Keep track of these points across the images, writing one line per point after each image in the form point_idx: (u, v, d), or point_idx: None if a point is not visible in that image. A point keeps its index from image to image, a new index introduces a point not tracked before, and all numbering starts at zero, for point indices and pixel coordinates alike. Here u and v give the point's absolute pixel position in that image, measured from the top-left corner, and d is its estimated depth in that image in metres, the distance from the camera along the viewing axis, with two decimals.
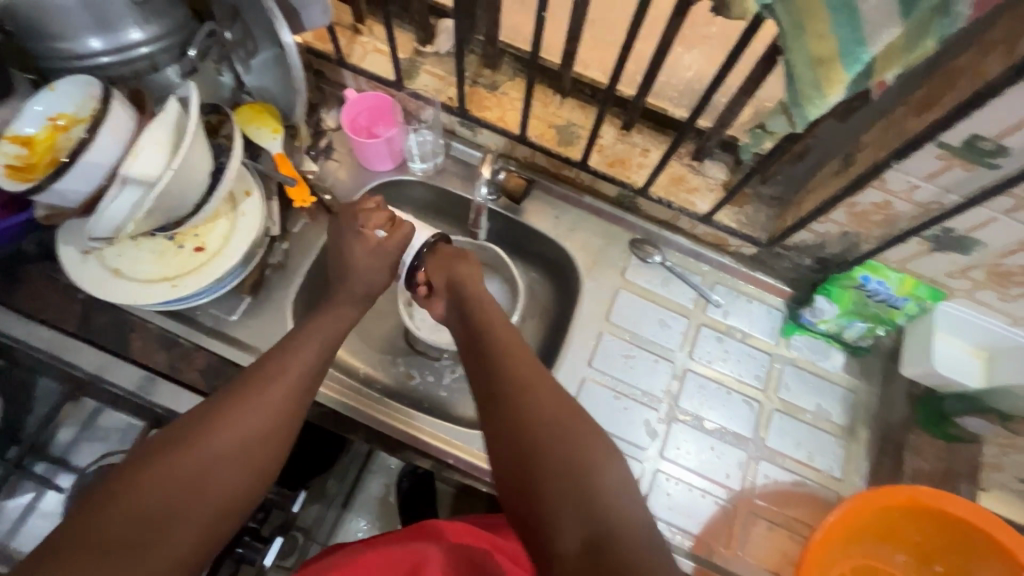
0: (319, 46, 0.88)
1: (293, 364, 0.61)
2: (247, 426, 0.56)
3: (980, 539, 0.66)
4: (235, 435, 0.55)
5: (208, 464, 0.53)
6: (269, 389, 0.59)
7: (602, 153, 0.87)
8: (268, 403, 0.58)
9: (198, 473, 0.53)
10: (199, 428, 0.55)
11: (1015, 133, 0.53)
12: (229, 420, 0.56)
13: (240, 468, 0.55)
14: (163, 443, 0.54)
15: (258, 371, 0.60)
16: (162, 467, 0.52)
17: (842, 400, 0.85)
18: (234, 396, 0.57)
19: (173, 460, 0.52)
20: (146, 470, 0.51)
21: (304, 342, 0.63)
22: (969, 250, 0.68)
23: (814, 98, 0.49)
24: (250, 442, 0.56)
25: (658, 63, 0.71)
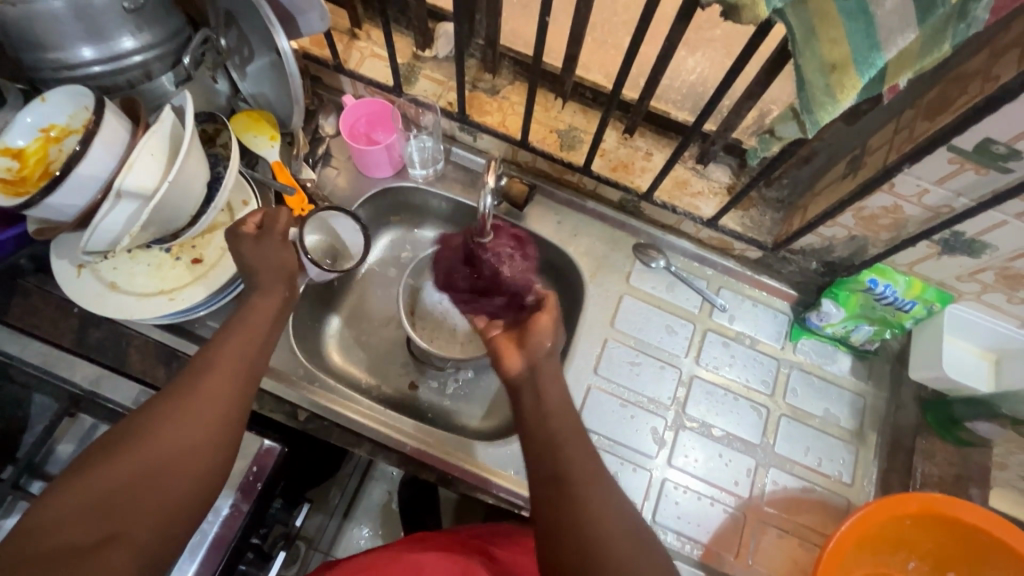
0: (316, 51, 0.86)
1: (228, 353, 0.60)
2: (191, 419, 0.54)
3: (995, 547, 0.65)
4: (178, 429, 0.53)
5: (152, 459, 0.51)
6: (208, 380, 0.57)
7: (605, 157, 0.86)
8: (205, 396, 0.56)
9: (143, 466, 0.50)
10: (139, 428, 0.52)
11: None
12: (171, 414, 0.54)
13: (186, 456, 0.52)
14: (103, 446, 0.51)
15: (193, 366, 0.58)
16: (102, 471, 0.49)
17: (850, 404, 0.84)
18: (175, 393, 0.55)
19: (116, 461, 0.50)
20: (86, 474, 0.49)
21: (237, 334, 0.62)
22: (978, 253, 0.68)
23: (826, 103, 0.48)
24: (193, 436, 0.53)
25: (663, 67, 0.69)
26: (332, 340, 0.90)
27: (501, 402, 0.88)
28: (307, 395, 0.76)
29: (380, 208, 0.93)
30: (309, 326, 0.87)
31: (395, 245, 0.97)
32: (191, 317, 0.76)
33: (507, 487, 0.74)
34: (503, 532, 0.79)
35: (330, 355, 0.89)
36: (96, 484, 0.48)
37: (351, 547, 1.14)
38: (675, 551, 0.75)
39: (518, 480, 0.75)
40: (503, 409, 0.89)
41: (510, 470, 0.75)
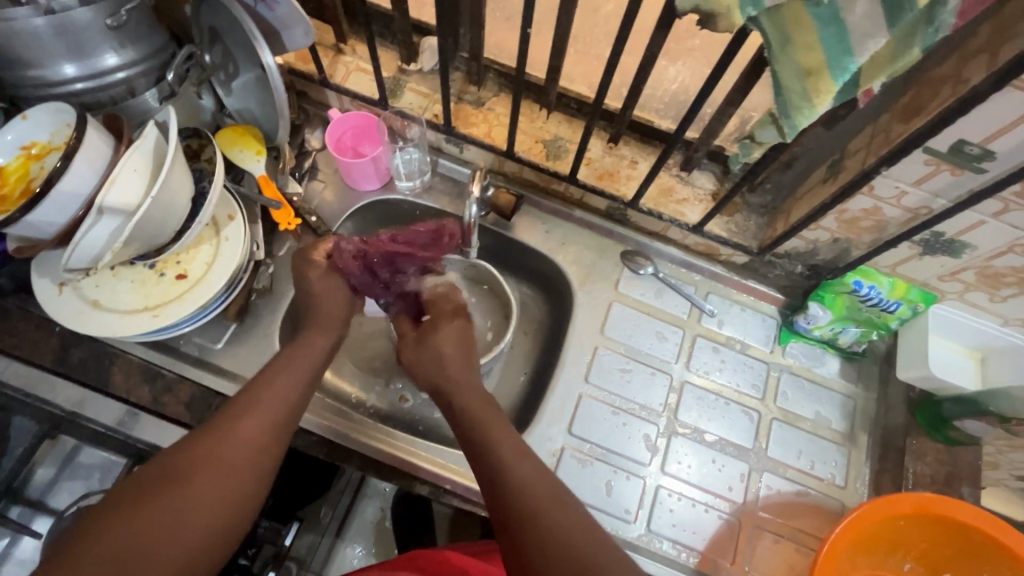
0: (302, 67, 0.87)
1: (269, 399, 0.57)
2: (227, 455, 0.52)
3: (989, 546, 0.65)
4: (214, 476, 0.50)
5: (188, 496, 0.48)
6: (247, 424, 0.55)
7: (590, 166, 0.87)
8: (245, 433, 0.54)
9: (173, 512, 0.47)
10: (171, 471, 0.49)
11: (1001, 137, 0.53)
12: (201, 454, 0.51)
13: (217, 505, 0.49)
14: (130, 489, 0.48)
15: (231, 403, 0.56)
16: (128, 518, 0.46)
17: (841, 406, 0.84)
18: (210, 435, 0.53)
19: (146, 507, 0.47)
20: (110, 520, 0.46)
21: (276, 378, 0.60)
22: (959, 253, 0.69)
23: (803, 108, 0.49)
24: (228, 484, 0.51)
25: (643, 76, 0.71)
26: None
27: None
28: (296, 410, 0.75)
29: (368, 220, 0.93)
30: None
31: None
32: (175, 334, 0.75)
33: None
34: (496, 548, 0.78)
35: (319, 370, 0.88)
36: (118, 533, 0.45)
37: (344, 566, 1.13)
38: (670, 559, 0.75)
39: None
40: None
41: None
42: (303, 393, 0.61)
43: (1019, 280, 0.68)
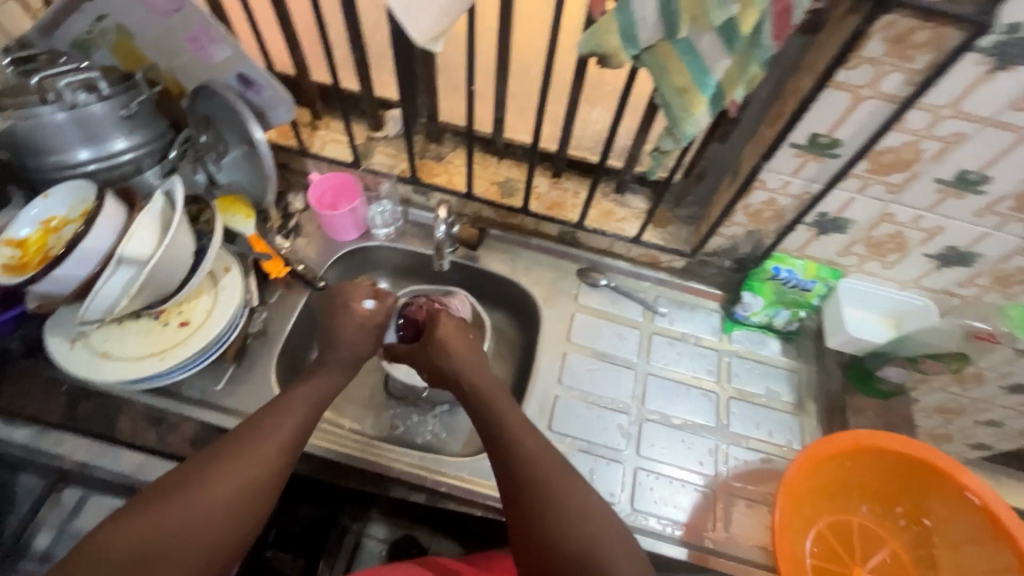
0: (283, 142, 1.01)
1: (285, 424, 0.65)
2: (243, 476, 0.59)
3: (926, 472, 0.73)
4: (224, 487, 0.58)
5: (202, 507, 0.56)
6: (261, 445, 0.62)
7: (540, 199, 1.01)
8: (259, 455, 0.61)
9: (189, 517, 0.55)
10: (188, 481, 0.58)
11: (841, 127, 0.69)
12: (216, 467, 0.59)
13: (227, 513, 0.57)
14: (156, 495, 0.56)
15: (253, 426, 0.63)
16: (150, 518, 0.54)
17: (788, 380, 0.95)
18: (227, 452, 0.60)
19: (167, 510, 0.55)
20: (137, 517, 0.54)
21: (290, 402, 0.67)
22: (846, 229, 0.83)
23: (686, 117, 0.64)
24: (234, 495, 0.58)
25: (570, 117, 0.87)
26: None
27: (480, 428, 0.95)
28: None
29: (349, 267, 1.03)
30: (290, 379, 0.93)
31: None
32: (178, 379, 0.81)
33: (493, 494, 0.79)
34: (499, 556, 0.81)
35: None
36: (141, 532, 0.53)
37: None
38: (656, 533, 0.80)
39: (502, 487, 0.80)
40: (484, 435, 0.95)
41: (493, 478, 0.80)
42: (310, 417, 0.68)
43: (898, 244, 0.83)
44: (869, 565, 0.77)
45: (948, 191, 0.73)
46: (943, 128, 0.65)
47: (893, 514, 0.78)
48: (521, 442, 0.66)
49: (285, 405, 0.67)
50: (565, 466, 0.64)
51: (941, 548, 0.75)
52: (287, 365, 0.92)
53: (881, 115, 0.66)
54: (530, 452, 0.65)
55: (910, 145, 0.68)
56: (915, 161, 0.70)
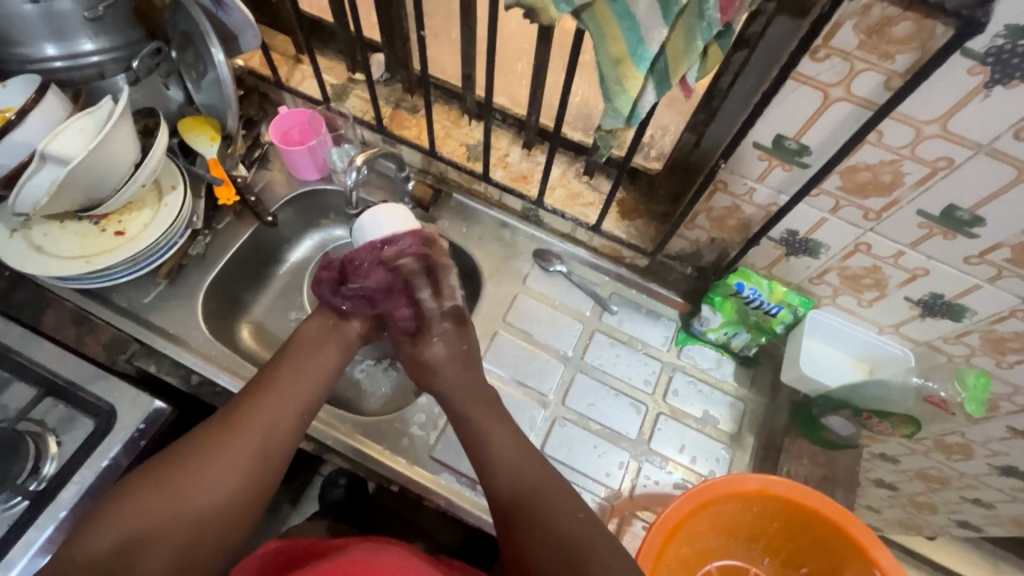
0: (262, 70, 1.00)
1: (283, 389, 0.70)
2: (256, 437, 0.64)
3: (836, 536, 0.65)
4: (237, 445, 0.63)
5: (220, 471, 0.61)
6: (262, 407, 0.67)
7: (507, 169, 0.95)
8: (263, 419, 0.66)
9: (201, 483, 0.60)
10: (204, 444, 0.63)
11: (809, 132, 0.59)
12: (231, 427, 0.64)
13: (247, 465, 0.62)
14: (173, 459, 0.61)
15: (256, 392, 0.69)
16: (170, 483, 0.59)
17: (730, 408, 0.86)
18: (239, 414, 0.66)
19: (182, 474, 0.60)
20: (162, 479, 0.59)
21: (298, 367, 0.73)
22: (817, 253, 0.74)
23: (619, 92, 0.57)
24: (249, 450, 0.63)
25: (537, 81, 0.80)
26: (247, 325, 0.97)
27: (402, 391, 0.94)
28: (202, 360, 0.83)
29: (306, 208, 1.03)
30: (225, 306, 0.94)
31: (316, 246, 1.06)
32: (107, 284, 0.84)
33: (376, 458, 0.78)
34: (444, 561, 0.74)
35: (243, 337, 0.95)
36: (163, 499, 0.58)
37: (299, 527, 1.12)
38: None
39: (389, 453, 0.79)
40: (403, 399, 0.93)
41: (383, 443, 0.79)
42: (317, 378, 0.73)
43: (875, 281, 0.73)
44: None
45: (933, 227, 0.62)
46: (927, 150, 0.55)
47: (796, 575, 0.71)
48: (497, 437, 0.69)
49: (264, 391, 0.69)
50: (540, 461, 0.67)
51: None
52: (222, 292, 0.93)
53: (854, 124, 0.56)
54: (511, 451, 0.67)
55: (889, 165, 0.58)
56: (894, 186, 0.60)
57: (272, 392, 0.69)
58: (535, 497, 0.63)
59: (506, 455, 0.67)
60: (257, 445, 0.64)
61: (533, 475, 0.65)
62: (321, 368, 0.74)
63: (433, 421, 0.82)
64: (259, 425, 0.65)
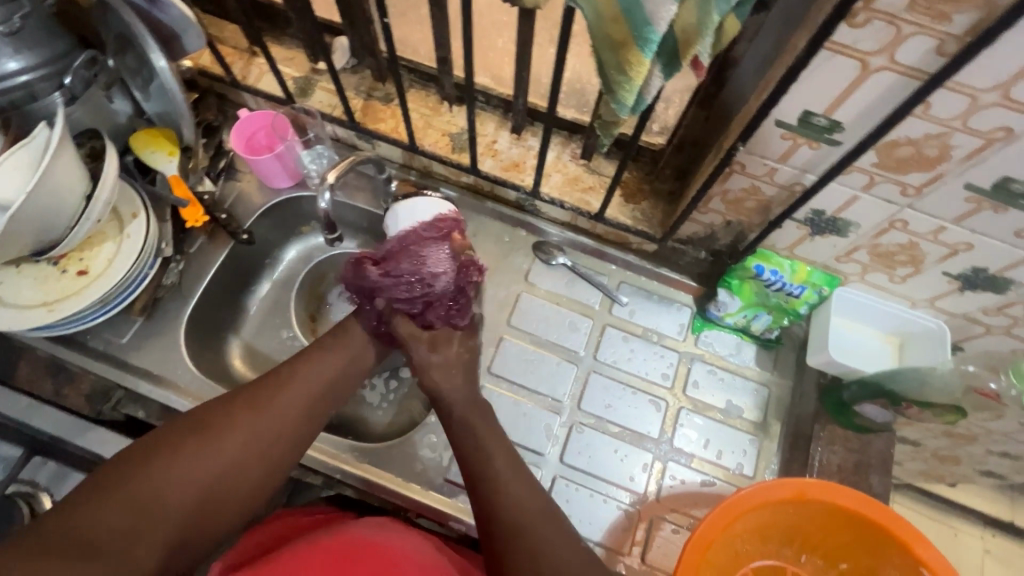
0: (214, 70, 0.90)
1: (311, 371, 0.67)
2: (280, 416, 0.62)
3: (876, 532, 0.62)
4: (259, 419, 0.61)
5: (242, 442, 0.59)
6: (290, 385, 0.65)
7: (497, 158, 0.87)
8: (288, 397, 0.64)
9: (221, 454, 0.58)
10: (227, 415, 0.60)
11: (842, 107, 0.52)
12: (256, 401, 0.62)
13: (262, 447, 0.60)
14: (195, 425, 0.59)
15: (284, 369, 0.66)
16: (186, 448, 0.56)
17: (754, 395, 0.82)
18: (264, 389, 0.64)
19: (201, 440, 0.57)
20: (182, 442, 0.57)
21: (334, 347, 0.71)
22: (846, 232, 0.67)
23: (622, 81, 0.49)
24: (271, 429, 0.61)
25: (522, 60, 0.70)
26: (237, 350, 0.92)
27: (408, 406, 0.89)
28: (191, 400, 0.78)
29: (283, 217, 0.95)
30: (209, 334, 0.88)
31: (301, 258, 0.99)
32: (79, 329, 0.78)
33: (388, 487, 0.74)
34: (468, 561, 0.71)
35: (233, 364, 0.90)
36: (176, 461, 0.55)
37: None
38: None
39: (401, 481, 0.75)
40: (411, 415, 0.89)
41: (394, 470, 0.76)
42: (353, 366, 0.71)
43: (910, 257, 0.66)
44: None
45: (982, 201, 0.55)
46: (982, 120, 0.48)
47: (835, 569, 0.69)
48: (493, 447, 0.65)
49: (294, 371, 0.67)
50: (525, 479, 0.63)
51: None
52: (204, 320, 0.87)
53: (897, 95, 0.49)
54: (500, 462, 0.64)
55: (936, 139, 0.51)
56: (940, 160, 0.53)
57: (304, 369, 0.67)
58: (513, 514, 0.59)
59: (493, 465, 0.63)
60: (266, 434, 0.61)
61: (518, 493, 0.61)
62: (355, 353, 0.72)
63: (445, 441, 0.78)
64: (273, 412, 0.62)
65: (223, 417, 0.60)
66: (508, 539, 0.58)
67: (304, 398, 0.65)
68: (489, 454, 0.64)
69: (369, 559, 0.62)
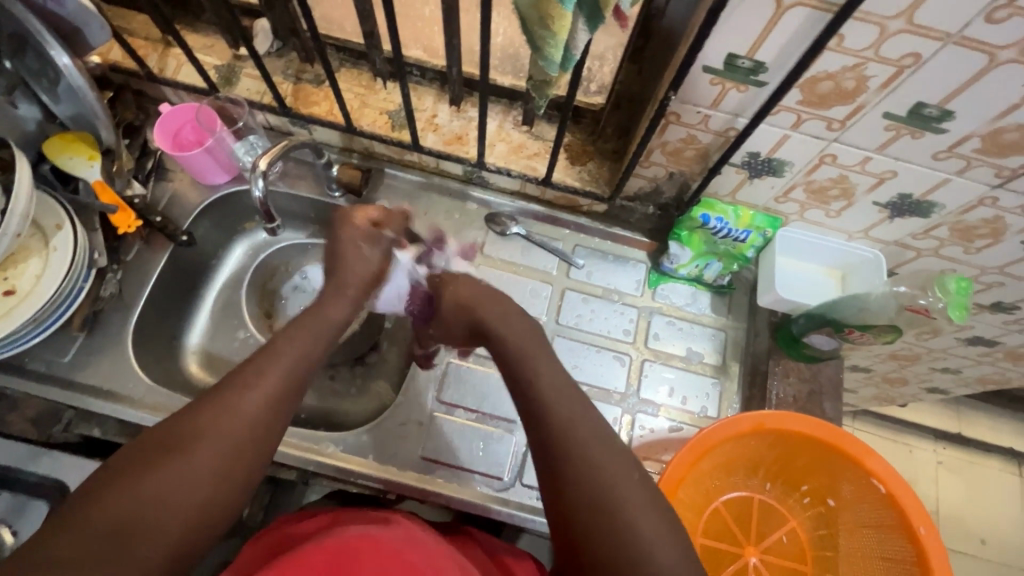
0: (127, 65, 0.85)
1: (278, 357, 0.59)
2: (253, 410, 0.54)
3: (832, 451, 0.66)
4: (231, 420, 0.53)
5: (219, 446, 0.52)
6: (258, 375, 0.57)
7: (438, 132, 0.85)
8: (261, 387, 0.56)
9: (197, 465, 0.50)
10: (192, 423, 0.52)
11: (763, 46, 0.53)
12: (222, 401, 0.54)
13: (242, 448, 0.53)
14: (158, 442, 0.51)
15: (247, 362, 0.58)
16: (155, 470, 0.49)
17: (712, 339, 0.85)
18: (228, 385, 0.55)
19: (168, 457, 0.50)
20: (145, 465, 0.49)
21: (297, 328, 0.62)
22: (781, 171, 0.69)
23: (546, 37, 0.48)
24: (246, 425, 0.54)
25: (451, 27, 0.69)
26: (192, 357, 0.89)
27: (377, 391, 0.88)
28: (147, 411, 0.75)
29: (223, 215, 0.91)
30: (160, 344, 0.85)
31: (248, 255, 0.96)
32: (14, 351, 0.73)
33: (365, 472, 0.74)
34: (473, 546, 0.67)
35: (189, 370, 0.87)
36: (146, 484, 0.48)
37: None
38: (530, 509, 0.74)
39: (377, 464, 0.75)
40: (381, 401, 0.88)
41: (367, 455, 0.75)
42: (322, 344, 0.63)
43: (843, 190, 0.69)
44: (765, 544, 0.73)
45: (900, 128, 0.58)
46: (894, 48, 0.50)
47: (798, 492, 0.73)
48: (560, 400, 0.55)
49: (262, 360, 0.58)
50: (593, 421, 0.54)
51: (842, 529, 0.70)
52: (152, 328, 0.84)
53: (813, 29, 0.50)
54: (561, 410, 0.54)
55: (852, 70, 0.53)
56: (859, 91, 0.55)
57: (271, 356, 0.59)
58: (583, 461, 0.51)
59: (558, 412, 0.54)
60: (244, 434, 0.53)
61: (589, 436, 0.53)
62: (325, 328, 0.64)
63: (416, 421, 0.78)
64: (242, 411, 0.54)
65: (190, 428, 0.52)
66: (581, 492, 0.50)
67: (277, 385, 0.57)
68: (564, 410, 0.54)
69: (373, 556, 0.55)
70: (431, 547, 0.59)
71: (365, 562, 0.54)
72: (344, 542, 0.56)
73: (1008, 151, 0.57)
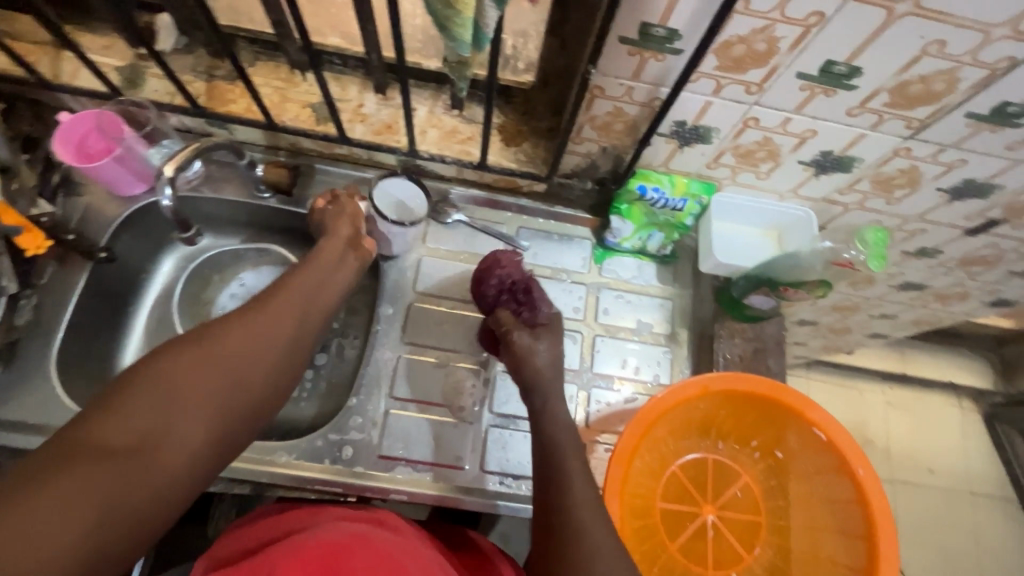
0: (16, 72, 0.78)
1: (298, 289, 0.63)
2: (277, 327, 0.58)
3: (776, 405, 0.68)
4: (255, 333, 0.56)
5: (245, 353, 0.55)
6: (279, 299, 0.60)
7: (366, 122, 0.82)
8: (284, 310, 0.60)
9: (226, 367, 0.53)
10: (221, 330, 0.55)
11: (673, 13, 0.53)
12: (248, 316, 0.57)
13: (266, 360, 0.56)
14: (189, 342, 0.53)
15: (270, 290, 0.62)
16: (187, 365, 0.51)
17: (660, 309, 0.86)
18: (252, 306, 0.58)
19: (199, 355, 0.52)
20: (176, 360, 0.51)
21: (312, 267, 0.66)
22: (708, 138, 0.70)
23: (451, 17, 0.47)
24: (270, 341, 0.57)
25: (361, 11, 0.66)
26: None
27: (330, 393, 0.86)
28: None
29: (146, 227, 0.86)
30: (91, 369, 0.80)
31: (180, 265, 0.91)
32: None
33: (320, 477, 0.73)
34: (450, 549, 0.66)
35: None
36: (177, 377, 0.50)
37: None
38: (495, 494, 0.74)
39: (333, 468, 0.74)
40: (334, 403, 0.86)
41: (323, 460, 0.74)
42: (332, 285, 0.67)
43: (769, 152, 0.70)
44: (722, 501, 0.76)
45: (814, 87, 0.59)
46: (798, 7, 0.50)
47: (749, 447, 0.76)
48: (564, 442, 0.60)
49: (283, 290, 0.62)
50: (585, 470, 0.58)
51: (792, 477, 0.73)
52: (79, 353, 0.79)
53: None
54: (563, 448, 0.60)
55: (762, 33, 0.53)
56: (771, 53, 0.55)
57: (291, 287, 0.62)
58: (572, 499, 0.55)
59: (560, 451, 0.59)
60: (269, 347, 0.56)
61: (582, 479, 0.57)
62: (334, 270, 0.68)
63: (371, 420, 0.77)
64: (262, 328, 0.57)
65: (218, 335, 0.54)
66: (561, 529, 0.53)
67: (295, 309, 0.61)
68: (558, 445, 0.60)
69: (365, 550, 0.51)
70: (418, 552, 0.56)
71: (357, 555, 0.51)
72: (335, 537, 0.52)
73: (916, 103, 0.59)
